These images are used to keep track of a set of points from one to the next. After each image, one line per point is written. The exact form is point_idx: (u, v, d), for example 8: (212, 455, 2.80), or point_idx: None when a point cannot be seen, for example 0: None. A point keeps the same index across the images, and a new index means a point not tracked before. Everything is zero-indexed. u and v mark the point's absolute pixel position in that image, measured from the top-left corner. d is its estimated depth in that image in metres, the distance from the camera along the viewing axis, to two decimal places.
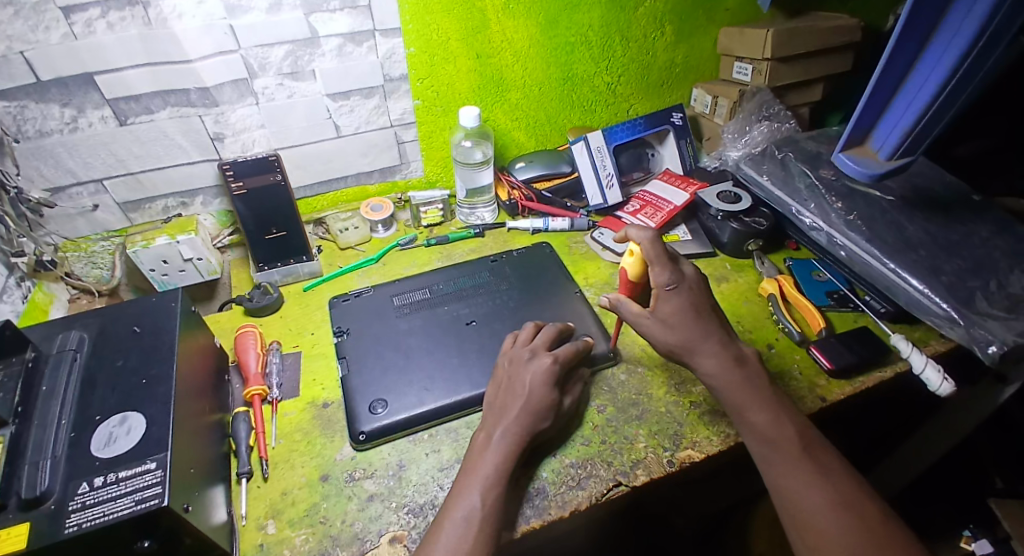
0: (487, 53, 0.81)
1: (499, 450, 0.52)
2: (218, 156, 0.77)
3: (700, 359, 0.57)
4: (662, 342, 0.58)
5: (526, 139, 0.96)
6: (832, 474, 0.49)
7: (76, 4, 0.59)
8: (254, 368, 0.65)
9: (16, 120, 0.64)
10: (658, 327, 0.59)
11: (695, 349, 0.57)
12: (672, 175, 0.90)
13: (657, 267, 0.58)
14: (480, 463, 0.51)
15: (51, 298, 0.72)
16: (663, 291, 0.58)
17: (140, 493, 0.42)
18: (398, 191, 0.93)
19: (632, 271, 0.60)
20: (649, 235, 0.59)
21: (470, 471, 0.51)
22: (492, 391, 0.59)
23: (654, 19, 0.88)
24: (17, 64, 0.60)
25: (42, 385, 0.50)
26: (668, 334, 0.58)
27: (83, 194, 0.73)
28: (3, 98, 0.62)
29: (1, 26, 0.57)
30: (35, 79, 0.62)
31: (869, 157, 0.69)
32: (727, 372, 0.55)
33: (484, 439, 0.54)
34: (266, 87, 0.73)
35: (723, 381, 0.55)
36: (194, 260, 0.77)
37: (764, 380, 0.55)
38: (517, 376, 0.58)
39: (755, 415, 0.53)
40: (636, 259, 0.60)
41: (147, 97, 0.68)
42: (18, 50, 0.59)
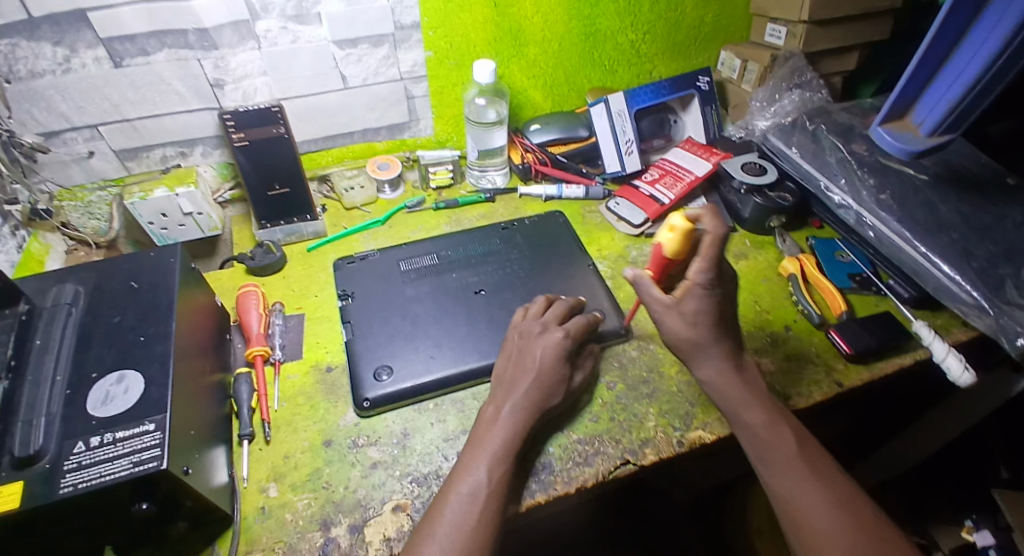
0: (506, 2, 0.75)
1: (508, 425, 0.51)
2: (218, 105, 0.73)
3: (703, 361, 0.55)
4: (672, 334, 0.55)
5: (543, 99, 0.89)
6: (829, 475, 0.48)
7: None
8: (256, 328, 0.63)
9: (6, 59, 0.60)
10: (676, 321, 0.54)
11: (695, 357, 0.55)
12: (695, 143, 0.86)
13: (702, 264, 0.50)
14: (488, 437, 0.50)
15: (47, 249, 0.69)
16: (697, 289, 0.52)
17: (139, 455, 0.41)
18: (407, 149, 0.88)
19: (670, 248, 0.52)
20: (720, 231, 0.48)
21: (473, 448, 0.50)
22: (502, 363, 0.57)
23: None
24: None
25: (36, 338, 0.48)
26: (682, 329, 0.54)
27: (78, 139, 0.69)
28: None
29: None
30: (26, 16, 0.58)
31: (909, 132, 0.64)
32: (727, 375, 0.54)
33: (493, 413, 0.52)
34: (268, 30, 0.67)
35: (722, 384, 0.54)
36: (194, 215, 0.74)
37: (762, 383, 0.54)
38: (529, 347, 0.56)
39: (749, 415, 0.52)
40: (676, 234, 0.51)
41: (143, 37, 0.64)
42: None
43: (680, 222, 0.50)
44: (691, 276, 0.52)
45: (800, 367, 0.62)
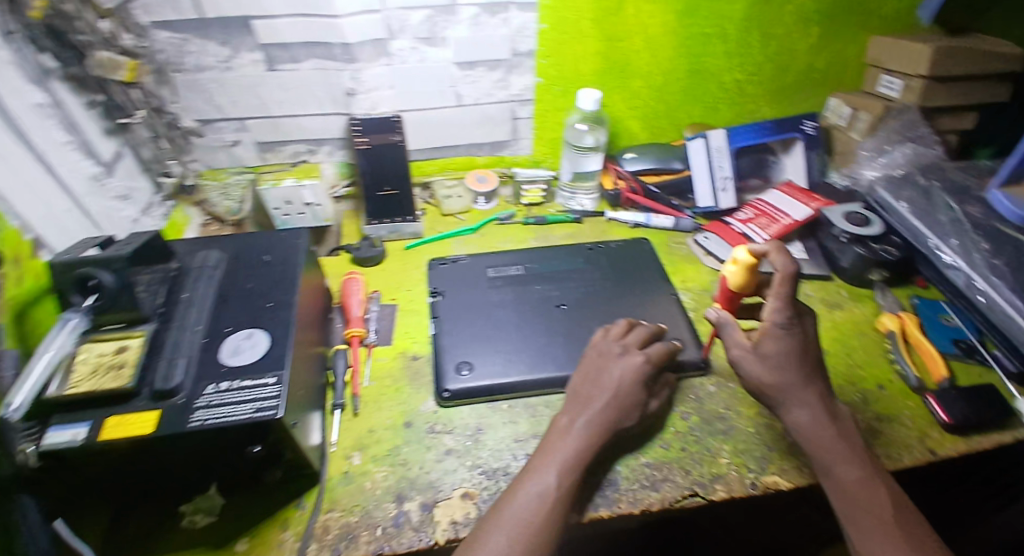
0: (618, 36, 0.78)
1: (581, 436, 0.52)
2: (348, 112, 0.81)
3: (794, 406, 0.52)
4: (753, 379, 0.54)
5: (640, 129, 0.91)
6: (926, 547, 0.45)
7: None
8: (357, 312, 0.69)
9: (177, 52, 0.71)
10: (755, 364, 0.54)
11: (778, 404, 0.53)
12: (795, 187, 0.84)
13: (774, 301, 0.53)
14: (560, 446, 0.51)
15: (187, 219, 0.79)
16: (775, 328, 0.53)
17: (260, 402, 0.47)
18: (505, 165, 0.93)
19: (736, 282, 0.55)
20: (789, 269, 0.52)
21: (546, 456, 0.51)
22: (576, 378, 0.58)
23: (801, 18, 0.82)
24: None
25: (183, 291, 0.56)
26: (764, 371, 0.53)
27: (228, 129, 0.80)
28: (170, 29, 0.68)
29: None
30: (199, 16, 0.68)
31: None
32: (820, 425, 0.51)
33: (566, 423, 0.53)
34: (401, 49, 0.75)
35: (813, 435, 0.51)
36: (313, 205, 0.81)
37: (858, 438, 0.51)
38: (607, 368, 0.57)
39: (843, 470, 0.49)
40: (740, 268, 0.54)
41: (295, 47, 0.73)
42: None
43: (745, 256, 0.53)
44: (765, 317, 0.54)
45: (890, 427, 0.58)
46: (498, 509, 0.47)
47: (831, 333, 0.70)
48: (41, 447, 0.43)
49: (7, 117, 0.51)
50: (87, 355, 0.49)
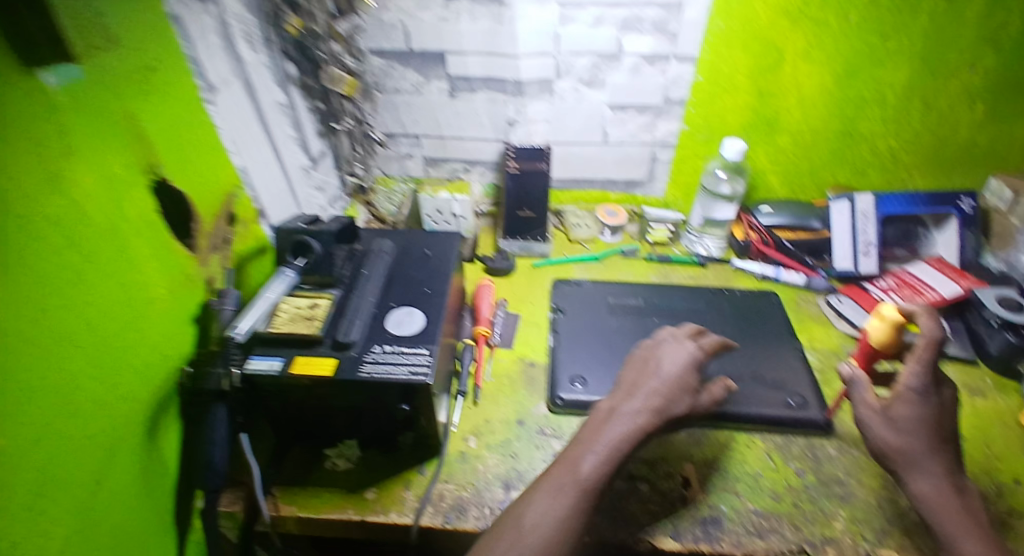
0: (771, 92, 0.81)
1: (625, 422, 0.53)
2: (505, 138, 0.91)
3: (918, 474, 0.49)
4: (878, 442, 0.52)
5: (780, 185, 0.91)
6: None
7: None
8: (486, 313, 0.77)
9: (382, 75, 0.85)
10: (883, 425, 0.52)
11: (902, 469, 0.50)
12: (946, 265, 0.78)
13: (914, 364, 0.52)
14: (602, 430, 0.53)
15: (355, 214, 0.92)
16: (911, 393, 0.52)
17: (415, 367, 0.55)
18: (634, 204, 0.98)
19: (877, 337, 0.55)
20: (936, 334, 0.52)
21: (593, 437, 0.53)
22: (628, 370, 0.60)
23: (965, 96, 0.79)
24: (398, 32, 0.80)
25: (364, 268, 0.67)
26: (891, 433, 0.51)
27: (404, 143, 0.94)
28: (382, 57, 0.83)
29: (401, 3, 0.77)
30: (404, 47, 0.82)
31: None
32: (945, 497, 0.48)
33: (608, 411, 0.55)
34: (563, 89, 0.84)
35: (938, 506, 0.48)
36: (460, 218, 0.93)
37: (986, 518, 0.47)
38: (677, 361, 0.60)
39: (970, 546, 0.45)
40: (887, 325, 0.54)
41: (475, 80, 0.85)
42: (403, 23, 0.79)
43: (893, 313, 0.54)
44: (901, 380, 0.53)
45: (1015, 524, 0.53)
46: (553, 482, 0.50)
47: (967, 418, 0.64)
48: (244, 370, 0.54)
49: (257, 107, 0.67)
50: (288, 306, 0.61)
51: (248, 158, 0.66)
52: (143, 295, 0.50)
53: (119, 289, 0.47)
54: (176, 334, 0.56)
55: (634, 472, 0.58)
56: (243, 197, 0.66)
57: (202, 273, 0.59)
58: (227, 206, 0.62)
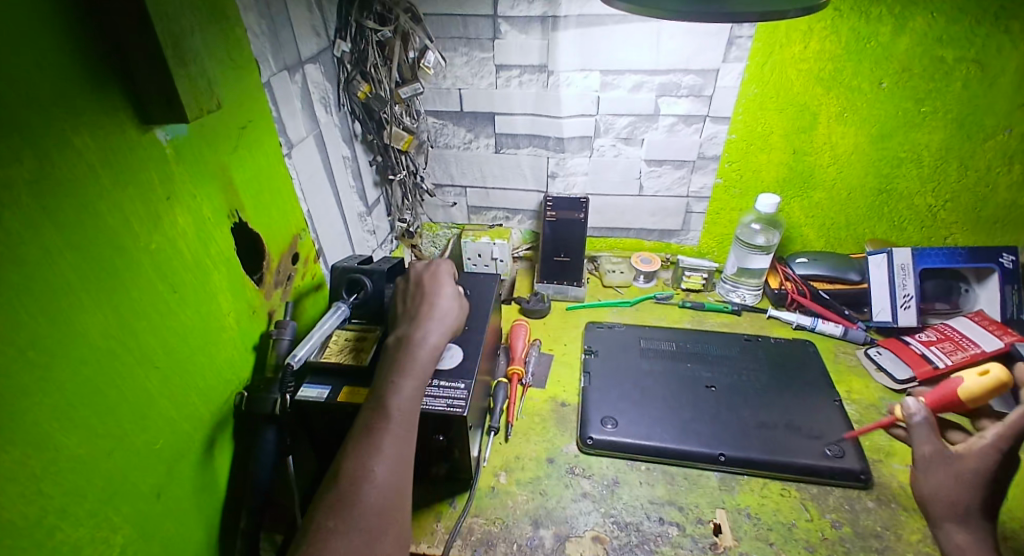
0: (805, 151, 0.84)
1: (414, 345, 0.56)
2: (544, 190, 0.98)
3: (958, 524, 0.50)
4: (927, 484, 0.52)
5: (816, 237, 0.93)
6: None
7: (506, 65, 0.83)
8: (520, 353, 0.80)
9: (436, 133, 0.93)
10: (939, 470, 0.52)
11: (937, 514, 0.51)
12: (987, 319, 0.76)
13: (1004, 424, 0.49)
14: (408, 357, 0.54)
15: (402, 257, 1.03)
16: (986, 449, 0.50)
17: (451, 400, 0.57)
18: (669, 252, 1.00)
19: (971, 389, 0.54)
20: None
21: (399, 365, 0.54)
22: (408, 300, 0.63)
23: (1003, 156, 0.78)
24: (453, 96, 0.88)
25: None
26: (942, 478, 0.51)
27: (450, 193, 1.01)
28: (438, 117, 0.92)
29: (457, 71, 0.85)
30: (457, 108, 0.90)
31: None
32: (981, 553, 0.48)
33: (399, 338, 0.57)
34: (602, 145, 0.89)
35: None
36: (498, 261, 0.99)
37: None
38: (434, 286, 0.64)
39: None
40: (987, 381, 0.53)
41: (520, 137, 0.91)
42: (458, 88, 0.87)
43: (999, 373, 0.53)
44: (982, 434, 0.51)
45: None
46: (373, 417, 0.49)
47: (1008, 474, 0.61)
48: (296, 396, 0.59)
49: (325, 159, 0.76)
50: (337, 337, 0.67)
51: (314, 205, 0.74)
52: (216, 325, 0.56)
53: (195, 316, 0.53)
54: (238, 360, 0.60)
55: (667, 516, 0.59)
56: (307, 238, 0.73)
57: (266, 305, 0.65)
58: (292, 246, 0.69)
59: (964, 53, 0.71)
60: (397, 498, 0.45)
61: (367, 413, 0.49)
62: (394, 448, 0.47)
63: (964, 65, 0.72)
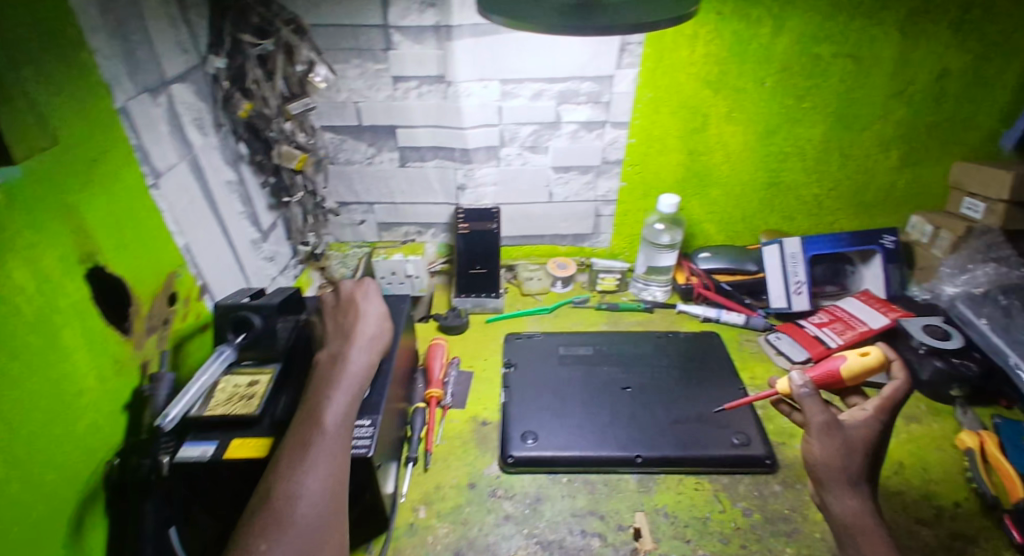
0: (700, 151, 0.87)
1: (343, 363, 0.59)
2: (456, 202, 0.94)
3: (845, 494, 0.49)
4: (818, 457, 0.50)
5: (716, 232, 0.97)
6: None
7: (403, 77, 0.79)
8: (438, 374, 0.77)
9: (334, 149, 0.87)
10: (832, 443, 0.50)
11: (828, 481, 0.50)
12: (872, 297, 0.83)
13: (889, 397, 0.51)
14: (336, 375, 0.58)
15: (310, 281, 0.93)
16: (871, 421, 0.51)
17: (355, 441, 0.54)
18: (583, 255, 1.01)
19: (857, 367, 0.55)
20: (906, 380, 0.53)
21: (330, 385, 0.57)
22: (336, 320, 0.67)
23: (881, 142, 0.85)
24: (349, 110, 0.83)
25: (307, 339, 0.68)
26: (832, 450, 0.50)
27: (357, 211, 0.96)
28: (334, 132, 0.85)
29: (350, 83, 0.80)
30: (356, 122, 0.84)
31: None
32: (863, 518, 0.48)
33: (327, 357, 0.61)
34: (508, 155, 0.88)
35: (855, 524, 0.48)
36: (413, 278, 0.93)
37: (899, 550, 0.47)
38: (361, 305, 0.69)
39: None
40: (871, 360, 0.55)
41: (425, 149, 0.87)
42: (354, 101, 0.82)
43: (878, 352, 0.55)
44: (869, 408, 0.52)
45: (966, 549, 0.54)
46: (305, 434, 0.50)
47: (903, 444, 0.66)
48: (174, 458, 0.52)
49: (204, 187, 0.68)
50: (226, 384, 0.60)
51: (193, 237, 0.66)
52: (75, 387, 0.49)
53: (48, 383, 0.45)
54: (105, 425, 0.52)
55: (588, 527, 0.58)
56: (186, 275, 0.65)
57: (137, 357, 0.57)
58: (167, 286, 0.61)
59: (837, 50, 0.76)
60: (331, 512, 0.47)
61: (298, 431, 0.51)
62: (326, 462, 0.49)
63: (840, 59, 0.77)
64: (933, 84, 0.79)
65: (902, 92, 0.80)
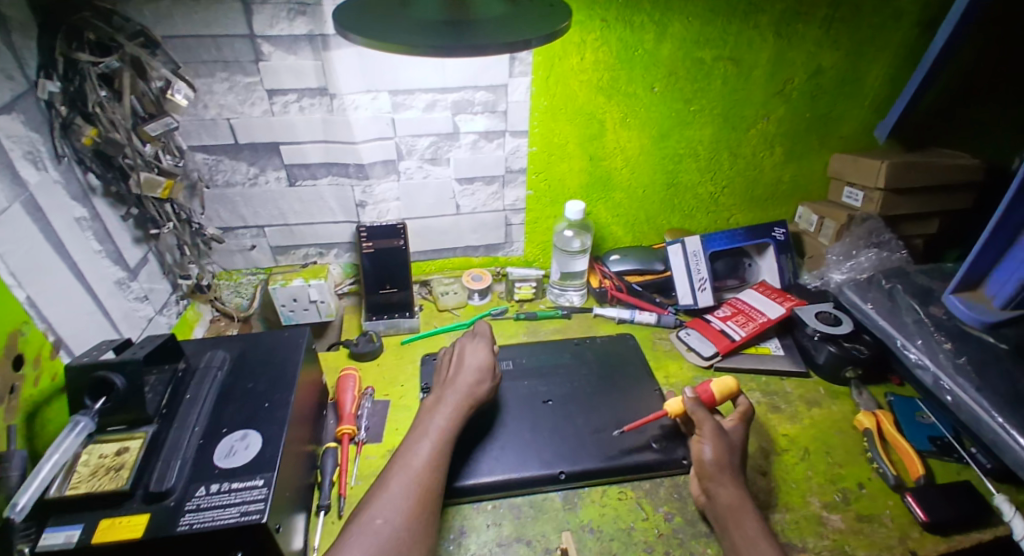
0: (600, 156, 0.87)
1: (446, 406, 0.63)
2: (357, 220, 0.88)
3: (724, 485, 0.56)
4: (707, 453, 0.58)
5: (624, 234, 0.99)
6: None
7: (280, 89, 0.72)
8: (349, 408, 0.71)
9: (210, 170, 0.78)
10: (715, 440, 0.59)
11: (717, 474, 0.57)
12: (769, 288, 0.89)
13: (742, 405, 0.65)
14: (436, 416, 0.62)
15: (198, 316, 0.85)
16: (740, 425, 0.62)
17: (246, 506, 0.48)
18: (498, 265, 0.99)
19: (727, 384, 0.65)
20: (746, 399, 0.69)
21: (425, 425, 0.61)
22: (450, 369, 0.70)
23: (765, 140, 0.91)
24: (222, 127, 0.74)
25: (186, 392, 0.59)
26: (717, 446, 0.58)
27: (246, 235, 0.86)
28: (207, 152, 0.76)
29: (218, 98, 0.72)
30: (233, 141, 0.76)
31: (982, 303, 0.65)
32: (742, 505, 0.55)
33: (433, 402, 0.65)
34: (408, 168, 0.83)
35: (736, 509, 0.54)
36: (318, 302, 0.86)
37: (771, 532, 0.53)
38: (470, 357, 0.70)
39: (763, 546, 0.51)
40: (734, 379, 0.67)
41: (315, 166, 0.80)
42: (227, 118, 0.73)
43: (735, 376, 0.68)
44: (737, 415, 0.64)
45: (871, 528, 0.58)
46: (395, 466, 0.56)
47: (810, 430, 0.71)
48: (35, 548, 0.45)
49: (47, 230, 0.57)
50: (89, 456, 0.51)
51: (38, 289, 0.55)
52: None
53: None
54: None
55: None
56: (33, 331, 0.54)
57: None
58: (12, 347, 0.51)
59: (717, 54, 0.80)
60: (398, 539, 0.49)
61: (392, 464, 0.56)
62: (416, 482, 0.54)
63: (721, 63, 0.81)
64: (808, 82, 0.85)
65: (780, 92, 0.86)
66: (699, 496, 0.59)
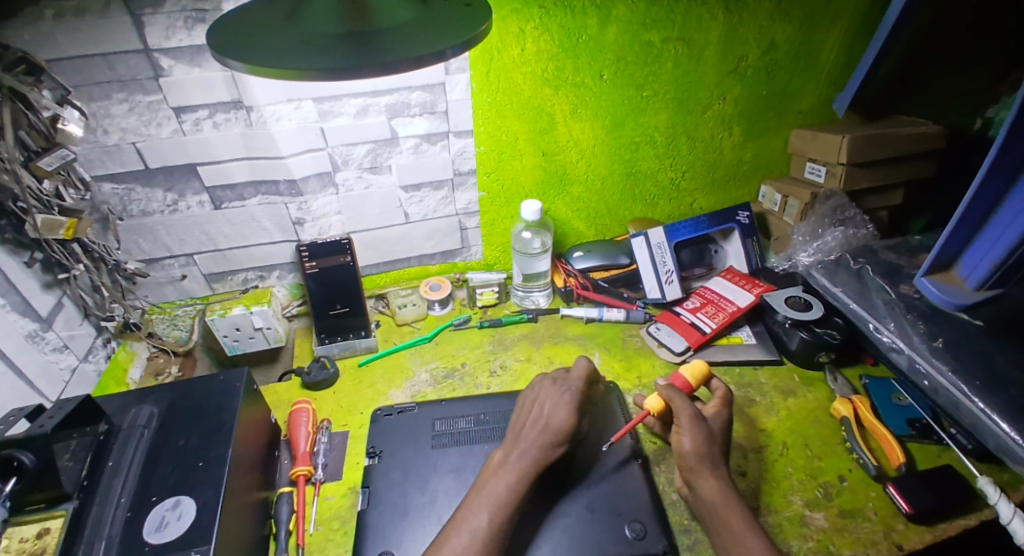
0: (553, 151, 0.83)
1: (512, 469, 0.55)
2: (297, 238, 0.82)
3: (705, 477, 0.56)
4: (687, 444, 0.58)
5: (586, 228, 0.95)
6: None
7: (188, 105, 0.65)
8: (303, 447, 0.66)
9: (122, 201, 0.70)
10: (694, 431, 0.59)
11: (697, 467, 0.57)
12: (736, 274, 0.86)
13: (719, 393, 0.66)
14: (493, 481, 0.55)
15: (132, 356, 0.78)
16: (717, 413, 0.63)
17: None
18: (457, 271, 0.94)
19: (700, 370, 0.67)
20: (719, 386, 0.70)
21: (483, 496, 0.53)
22: (522, 420, 0.62)
23: (722, 121, 0.87)
24: (128, 152, 0.66)
25: (110, 459, 0.53)
26: (696, 436, 0.58)
27: (174, 265, 0.79)
28: (114, 181, 0.68)
29: (119, 120, 0.64)
30: (143, 166, 0.68)
31: (954, 286, 0.55)
32: (724, 497, 0.55)
33: (501, 459, 0.57)
34: (346, 179, 0.77)
35: (720, 500, 0.55)
36: (263, 330, 0.80)
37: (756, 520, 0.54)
38: (551, 411, 0.61)
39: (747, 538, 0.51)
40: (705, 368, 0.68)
41: (241, 186, 0.73)
42: (131, 141, 0.66)
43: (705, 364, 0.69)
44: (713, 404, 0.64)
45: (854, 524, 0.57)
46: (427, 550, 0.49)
47: (786, 422, 0.69)
48: None
49: None
50: (9, 543, 0.47)
51: None
52: None
53: None
54: None
55: None
56: None
57: None
58: None
59: (666, 36, 0.75)
60: None
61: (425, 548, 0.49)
62: None
63: (670, 44, 0.76)
64: (761, 59, 0.82)
65: (734, 70, 0.82)
66: (685, 487, 0.60)
